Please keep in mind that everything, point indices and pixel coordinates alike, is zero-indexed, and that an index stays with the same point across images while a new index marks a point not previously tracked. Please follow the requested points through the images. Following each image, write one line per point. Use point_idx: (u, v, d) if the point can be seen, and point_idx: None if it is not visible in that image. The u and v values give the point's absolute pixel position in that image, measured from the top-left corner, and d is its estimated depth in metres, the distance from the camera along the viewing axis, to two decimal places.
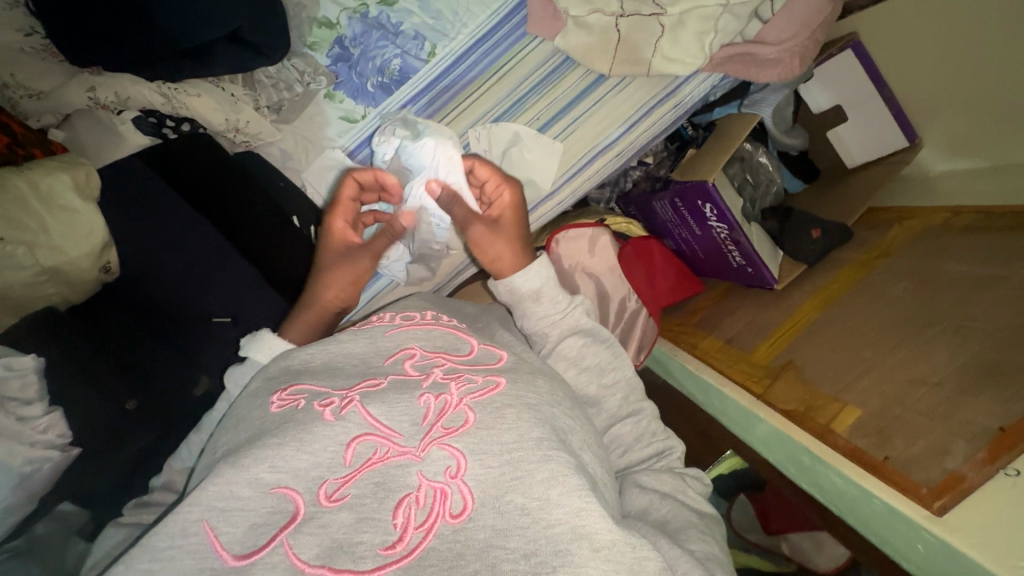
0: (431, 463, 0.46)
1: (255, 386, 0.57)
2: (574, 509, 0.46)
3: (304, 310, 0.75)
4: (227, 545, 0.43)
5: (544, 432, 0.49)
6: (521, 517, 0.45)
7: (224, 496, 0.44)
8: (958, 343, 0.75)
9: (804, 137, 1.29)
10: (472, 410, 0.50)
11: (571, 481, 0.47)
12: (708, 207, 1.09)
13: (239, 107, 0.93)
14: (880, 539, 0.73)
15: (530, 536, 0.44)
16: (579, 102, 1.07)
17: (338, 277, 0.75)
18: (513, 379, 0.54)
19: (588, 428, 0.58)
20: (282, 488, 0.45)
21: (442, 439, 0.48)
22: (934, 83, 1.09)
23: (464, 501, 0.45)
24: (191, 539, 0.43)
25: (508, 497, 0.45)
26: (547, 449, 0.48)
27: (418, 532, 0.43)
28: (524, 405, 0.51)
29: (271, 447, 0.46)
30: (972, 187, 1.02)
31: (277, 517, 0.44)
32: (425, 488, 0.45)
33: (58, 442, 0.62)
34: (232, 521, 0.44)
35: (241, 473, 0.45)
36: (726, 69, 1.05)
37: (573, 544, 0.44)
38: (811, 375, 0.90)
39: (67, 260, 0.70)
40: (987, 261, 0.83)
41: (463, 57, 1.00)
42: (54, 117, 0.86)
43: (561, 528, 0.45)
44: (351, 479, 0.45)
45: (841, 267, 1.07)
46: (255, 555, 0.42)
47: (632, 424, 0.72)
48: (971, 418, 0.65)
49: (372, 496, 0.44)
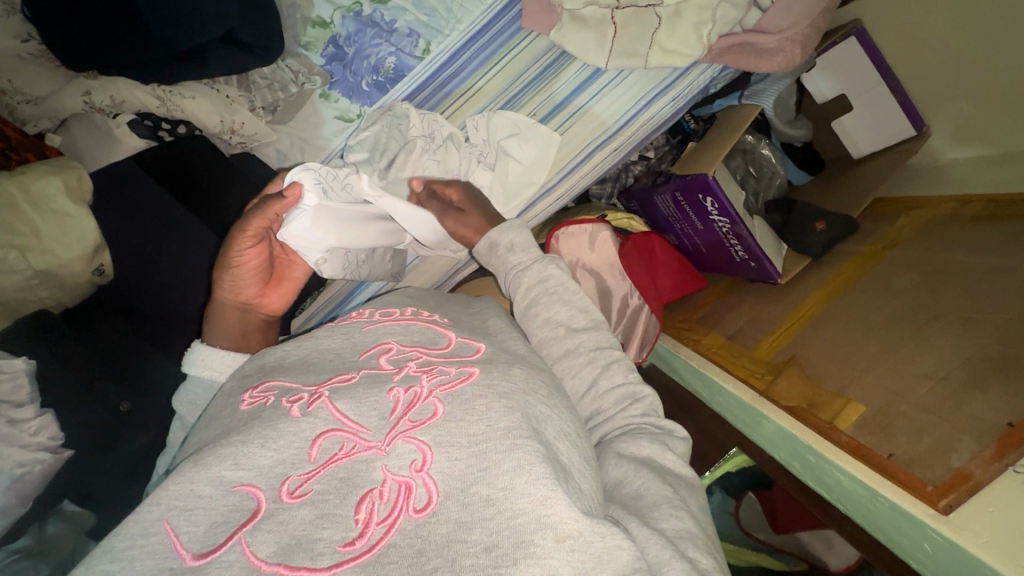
0: (397, 457, 0.44)
1: (229, 387, 0.58)
2: (539, 499, 0.43)
3: (213, 316, 0.71)
4: (187, 545, 0.41)
5: (513, 420, 0.47)
6: (485, 509, 0.42)
7: (185, 495, 0.43)
8: (965, 336, 0.73)
9: (809, 127, 1.26)
10: (442, 401, 0.48)
11: (537, 470, 0.44)
12: (709, 200, 1.07)
13: (233, 108, 0.94)
14: (889, 538, 0.70)
15: (494, 527, 0.41)
16: (576, 96, 1.06)
17: (235, 274, 0.71)
18: (487, 368, 0.52)
19: (568, 417, 0.55)
20: (245, 486, 0.44)
21: (409, 432, 0.46)
22: (939, 69, 1.06)
23: (429, 495, 0.42)
24: (152, 539, 0.41)
25: (473, 489, 0.43)
26: (513, 438, 0.45)
27: (380, 528, 0.41)
28: (496, 395, 0.49)
29: (235, 445, 0.46)
30: (982, 175, 0.98)
31: (238, 514, 0.42)
32: (389, 483, 0.43)
33: (49, 445, 0.62)
34: (195, 520, 0.42)
35: (203, 472, 0.44)
36: (725, 59, 1.03)
37: (536, 535, 0.41)
38: (813, 371, 0.88)
39: (60, 264, 0.71)
40: (996, 252, 0.80)
41: (458, 53, 0.99)
42: (52, 122, 0.88)
43: (525, 518, 0.42)
44: (314, 475, 0.44)
45: (846, 261, 1.04)
46: (212, 554, 0.40)
47: (602, 367, 0.68)
48: (978, 415, 0.63)
49: (334, 492, 0.42)
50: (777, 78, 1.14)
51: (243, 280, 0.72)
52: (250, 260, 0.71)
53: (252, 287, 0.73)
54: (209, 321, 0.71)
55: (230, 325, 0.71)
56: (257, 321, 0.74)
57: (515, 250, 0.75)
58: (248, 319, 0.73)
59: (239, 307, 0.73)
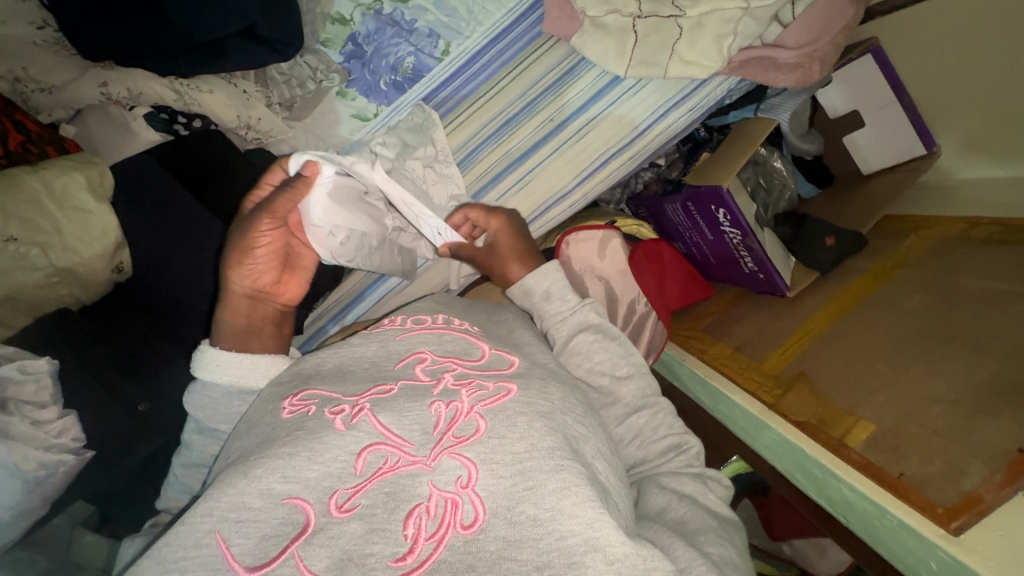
0: (443, 473, 0.46)
1: (267, 392, 0.59)
2: (587, 521, 0.45)
3: (222, 307, 0.69)
4: (239, 557, 0.42)
5: (556, 441, 0.50)
6: (534, 529, 0.44)
7: (236, 506, 0.45)
8: (975, 361, 0.75)
9: (820, 141, 1.28)
10: (484, 418, 0.50)
11: (583, 492, 0.47)
12: (721, 212, 1.08)
13: (251, 104, 0.92)
14: (893, 552, 0.72)
15: (543, 548, 0.43)
16: (594, 104, 1.05)
17: (244, 262, 0.69)
18: (525, 385, 0.55)
19: (600, 436, 0.58)
20: (294, 498, 0.45)
21: (454, 448, 0.48)
22: (951, 90, 1.08)
23: (475, 512, 0.44)
24: (203, 550, 0.43)
25: (520, 508, 0.45)
26: (558, 459, 0.48)
27: (428, 544, 0.42)
28: (536, 414, 0.52)
29: (282, 458, 0.47)
30: (992, 196, 1.00)
31: (288, 528, 0.44)
32: (436, 499, 0.45)
33: (72, 446, 0.62)
34: (246, 532, 0.44)
35: (253, 484, 0.46)
36: (743, 73, 1.03)
37: (587, 556, 0.44)
38: (823, 388, 0.89)
39: (81, 261, 0.70)
40: (1005, 276, 0.83)
41: (477, 55, 0.98)
42: (66, 113, 0.86)
43: (575, 539, 0.44)
44: (361, 489, 0.45)
45: (854, 277, 1.06)
46: (266, 567, 0.41)
47: (651, 415, 0.72)
48: (989, 439, 0.65)
49: (383, 505, 0.44)
50: (793, 93, 1.16)
51: (260, 266, 0.70)
52: (265, 246, 0.69)
53: (269, 274, 0.71)
54: (218, 316, 0.69)
55: (239, 320, 0.69)
56: (269, 311, 0.72)
57: (549, 299, 0.75)
58: (259, 309, 0.71)
59: (248, 298, 0.70)
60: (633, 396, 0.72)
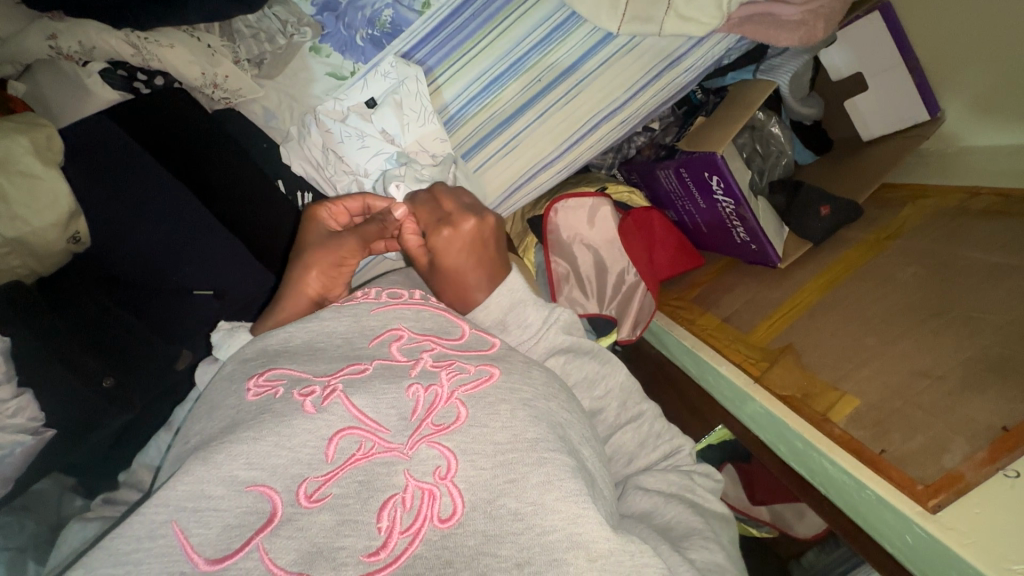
0: (420, 463, 0.46)
1: (230, 369, 0.56)
2: (570, 517, 0.46)
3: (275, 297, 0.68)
4: (199, 549, 0.42)
5: (540, 432, 0.49)
6: (513, 523, 0.44)
7: (195, 495, 0.44)
8: (966, 335, 0.73)
9: (820, 105, 1.24)
10: (465, 404, 0.50)
11: (566, 487, 0.47)
12: (715, 179, 1.04)
13: (217, 60, 0.85)
14: (869, 523, 0.72)
15: (524, 543, 0.44)
16: (586, 62, 0.98)
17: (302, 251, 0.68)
18: (508, 369, 0.55)
19: (586, 424, 0.58)
20: (259, 486, 0.45)
21: (433, 436, 0.48)
22: (960, 44, 1.02)
23: (454, 505, 0.44)
24: (160, 541, 0.42)
25: (501, 501, 0.45)
26: (542, 451, 0.48)
27: (404, 537, 0.42)
28: (519, 401, 0.51)
29: (246, 443, 0.46)
30: (996, 164, 0.96)
31: (253, 517, 0.43)
32: (412, 489, 0.45)
33: (29, 426, 0.64)
34: (206, 522, 0.43)
35: (214, 471, 0.44)
36: (742, 30, 0.97)
37: (569, 554, 0.45)
38: (811, 361, 0.88)
39: (32, 231, 0.69)
40: (1003, 248, 0.80)
41: (460, 8, 0.91)
42: (14, 68, 0.78)
43: (557, 536, 0.45)
44: (332, 478, 0.45)
45: (848, 247, 1.03)
46: (228, 560, 0.41)
47: (632, 432, 0.72)
48: (974, 416, 0.64)
49: (355, 496, 0.44)
50: (794, 54, 1.12)
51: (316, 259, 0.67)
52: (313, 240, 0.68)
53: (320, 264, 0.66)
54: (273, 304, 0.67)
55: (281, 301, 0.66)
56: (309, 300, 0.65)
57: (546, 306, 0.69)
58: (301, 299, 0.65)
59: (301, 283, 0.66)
60: (615, 414, 0.72)
